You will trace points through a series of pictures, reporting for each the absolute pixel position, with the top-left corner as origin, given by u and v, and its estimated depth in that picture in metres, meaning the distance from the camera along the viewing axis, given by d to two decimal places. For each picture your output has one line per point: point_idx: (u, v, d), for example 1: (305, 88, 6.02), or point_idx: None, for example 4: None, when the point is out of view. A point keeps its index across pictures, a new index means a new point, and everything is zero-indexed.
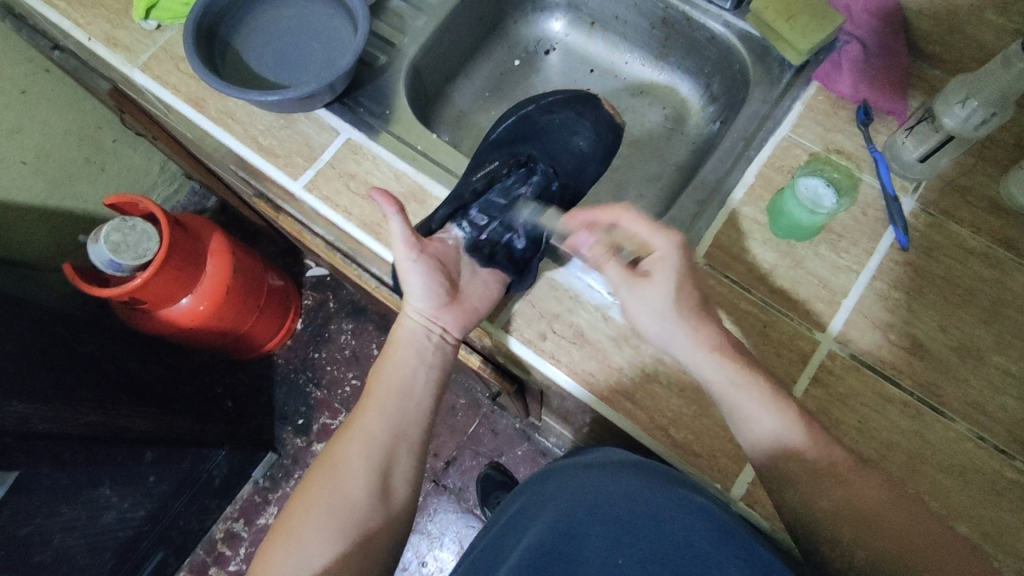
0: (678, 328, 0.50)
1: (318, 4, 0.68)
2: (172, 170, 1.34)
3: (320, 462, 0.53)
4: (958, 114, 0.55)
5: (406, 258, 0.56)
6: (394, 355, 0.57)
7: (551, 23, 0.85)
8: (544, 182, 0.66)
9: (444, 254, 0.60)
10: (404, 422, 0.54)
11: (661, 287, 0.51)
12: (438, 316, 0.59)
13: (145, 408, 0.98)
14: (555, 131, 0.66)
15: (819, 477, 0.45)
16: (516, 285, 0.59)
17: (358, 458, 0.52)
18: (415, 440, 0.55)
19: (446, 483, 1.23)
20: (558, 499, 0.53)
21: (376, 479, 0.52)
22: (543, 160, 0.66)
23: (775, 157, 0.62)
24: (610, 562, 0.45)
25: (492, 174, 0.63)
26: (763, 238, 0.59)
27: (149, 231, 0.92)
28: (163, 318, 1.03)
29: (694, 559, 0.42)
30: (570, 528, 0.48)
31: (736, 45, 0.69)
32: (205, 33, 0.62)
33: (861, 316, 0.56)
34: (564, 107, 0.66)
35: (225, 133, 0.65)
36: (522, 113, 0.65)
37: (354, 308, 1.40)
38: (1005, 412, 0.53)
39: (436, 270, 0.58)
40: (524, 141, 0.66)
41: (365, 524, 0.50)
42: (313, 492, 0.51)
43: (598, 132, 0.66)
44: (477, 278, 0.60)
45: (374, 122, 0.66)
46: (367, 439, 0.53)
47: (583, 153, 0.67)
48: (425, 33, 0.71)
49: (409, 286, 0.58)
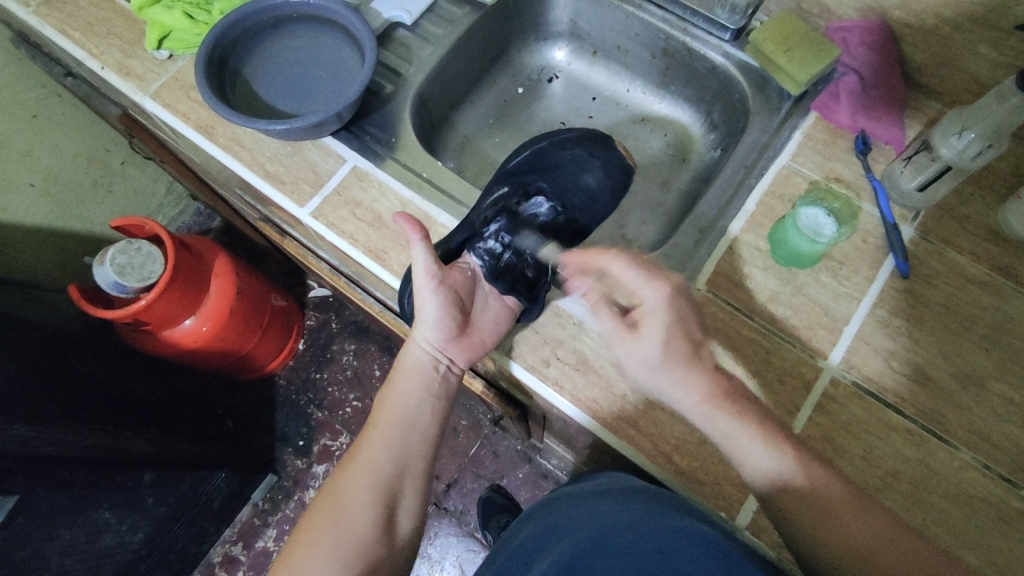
0: (669, 377, 0.50)
1: (326, 35, 0.69)
2: (178, 191, 1.36)
3: (323, 494, 0.53)
4: (954, 146, 0.56)
5: (425, 286, 0.57)
6: (400, 384, 0.57)
7: (554, 52, 0.86)
8: (552, 215, 0.67)
9: (460, 285, 0.61)
10: (408, 452, 0.55)
11: (648, 341, 0.50)
12: (446, 347, 0.59)
13: (145, 430, 0.98)
14: (567, 167, 0.69)
15: (815, 513, 0.45)
16: (527, 312, 0.59)
17: (363, 489, 0.52)
18: (419, 471, 0.55)
19: (447, 506, 1.22)
20: (564, 530, 0.54)
21: (381, 511, 0.52)
22: (551, 193, 0.68)
23: (775, 185, 0.63)
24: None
25: (501, 202, 0.64)
26: (764, 266, 0.60)
27: (155, 253, 0.92)
28: (165, 339, 1.03)
29: None
30: (575, 556, 0.48)
31: (735, 75, 0.71)
32: (216, 63, 0.64)
33: (863, 343, 0.56)
34: (578, 145, 0.69)
35: (233, 160, 0.66)
36: (537, 147, 0.68)
37: (356, 329, 1.40)
38: (1009, 440, 0.53)
39: (451, 302, 0.59)
40: (535, 173, 0.68)
41: (369, 556, 0.50)
42: (318, 523, 0.50)
43: (607, 171, 0.69)
44: (488, 309, 0.61)
45: (380, 149, 0.67)
46: (372, 470, 0.53)
47: (591, 190, 0.69)
48: (431, 62, 0.72)
49: (422, 314, 0.58)
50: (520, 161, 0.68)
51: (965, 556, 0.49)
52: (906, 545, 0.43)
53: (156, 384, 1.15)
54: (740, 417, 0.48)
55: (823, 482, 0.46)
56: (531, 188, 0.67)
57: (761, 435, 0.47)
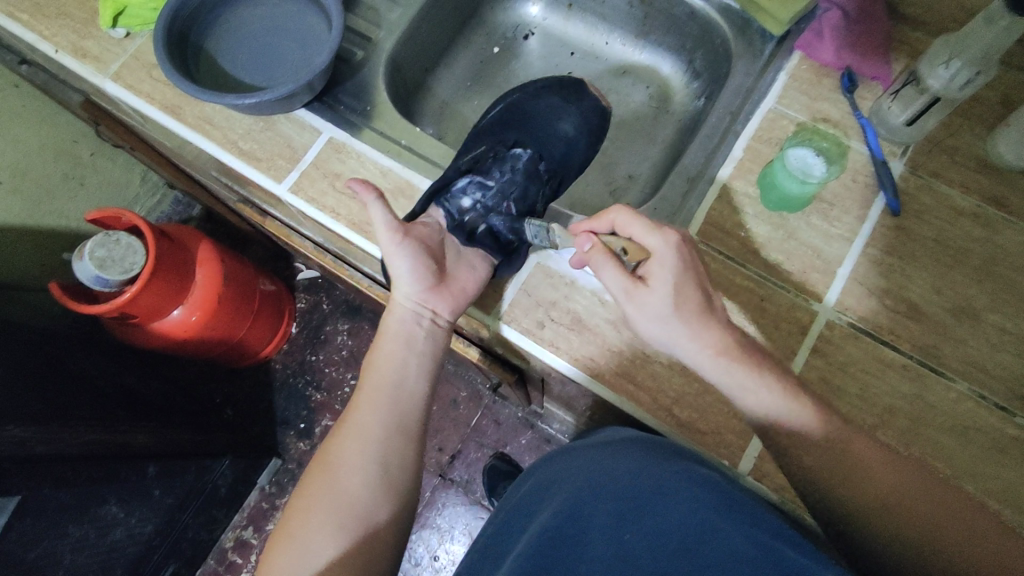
0: (681, 330, 0.50)
1: (289, 2, 0.66)
2: (153, 180, 1.33)
3: (316, 461, 0.52)
4: (942, 76, 0.54)
5: (390, 243, 0.55)
6: (386, 344, 0.57)
7: (528, 7, 0.83)
8: (530, 163, 0.67)
9: (429, 239, 0.59)
10: (399, 412, 0.54)
11: (660, 292, 0.49)
12: (428, 300, 0.58)
13: (143, 423, 0.98)
14: (541, 117, 0.70)
15: (838, 467, 0.46)
16: (504, 267, 0.59)
17: (356, 454, 0.51)
18: (414, 429, 0.54)
19: (452, 476, 1.23)
20: (566, 479, 0.53)
21: (377, 473, 0.51)
22: (529, 144, 0.68)
23: (763, 129, 0.61)
24: (616, 536, 0.44)
25: (478, 155, 0.65)
26: (754, 212, 0.59)
27: (135, 244, 0.91)
28: (155, 331, 1.02)
29: (702, 531, 0.41)
30: (577, 508, 0.48)
31: (716, 19, 0.69)
32: (175, 37, 0.60)
33: (857, 283, 0.56)
34: (552, 95, 0.70)
35: (203, 140, 0.64)
36: (510, 100, 0.70)
37: (349, 308, 1.39)
38: (1004, 369, 0.53)
39: (421, 253, 0.57)
40: (512, 128, 0.69)
41: (369, 517, 0.50)
42: (311, 492, 0.50)
43: (584, 117, 0.69)
44: (462, 260, 0.61)
45: (356, 119, 0.65)
46: (363, 434, 0.52)
47: (570, 138, 0.69)
48: (401, 25, 0.69)
49: (396, 271, 0.57)
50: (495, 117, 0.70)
51: (964, 485, 0.50)
52: (926, 501, 0.44)
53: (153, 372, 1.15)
54: (725, 372, 0.49)
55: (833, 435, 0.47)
56: (510, 142, 0.68)
57: (749, 383, 0.48)
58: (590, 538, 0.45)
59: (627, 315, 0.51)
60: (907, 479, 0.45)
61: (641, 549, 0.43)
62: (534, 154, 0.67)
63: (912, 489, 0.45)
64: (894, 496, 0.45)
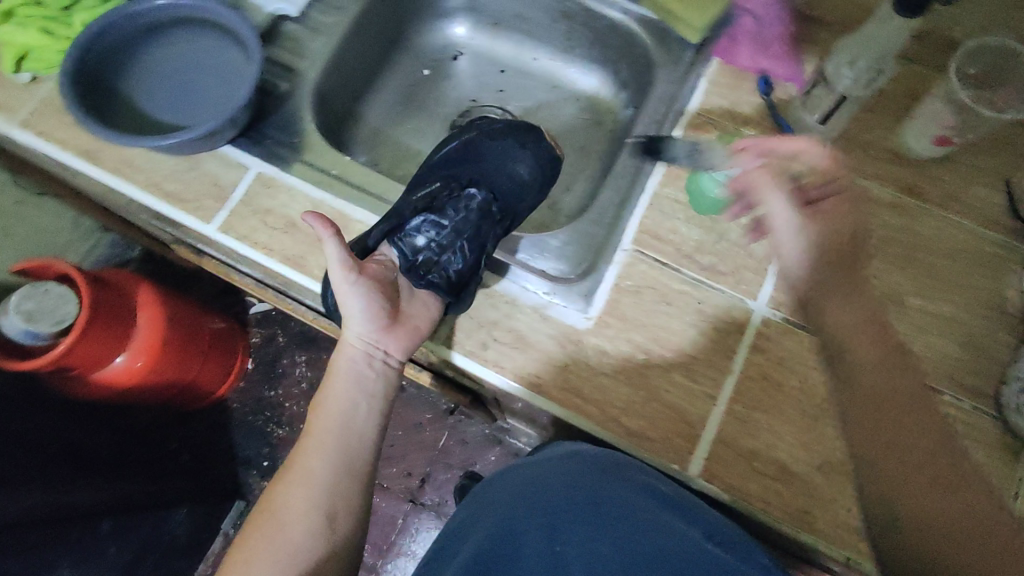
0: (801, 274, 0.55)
1: (206, 36, 0.64)
2: (87, 224, 1.28)
3: (258, 509, 0.51)
4: (847, 76, 0.57)
5: (344, 283, 0.54)
6: (335, 386, 0.55)
7: (453, 28, 0.83)
8: (485, 203, 0.63)
9: (381, 277, 0.58)
10: (347, 457, 0.53)
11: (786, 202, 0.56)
12: (380, 340, 0.57)
13: (93, 481, 0.96)
14: (494, 155, 0.67)
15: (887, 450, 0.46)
16: (453, 307, 0.57)
17: (301, 501, 0.50)
18: (363, 473, 0.54)
19: (423, 501, 1.22)
20: (498, 500, 0.54)
21: (323, 521, 0.50)
22: (484, 184, 0.64)
23: (687, 136, 0.63)
24: (552, 552, 0.46)
25: (432, 193, 0.62)
26: (685, 217, 0.60)
27: (66, 294, 0.87)
28: (97, 382, 0.97)
29: (637, 537, 0.45)
30: (513, 527, 0.49)
31: (636, 31, 0.70)
32: (86, 81, 0.59)
33: (787, 279, 0.58)
34: (506, 134, 0.67)
35: (125, 184, 0.62)
36: (464, 138, 0.68)
37: (304, 339, 1.36)
38: (931, 351, 0.56)
39: (375, 294, 0.56)
40: (464, 166, 0.66)
41: (313, 565, 0.49)
42: (251, 541, 0.49)
43: (537, 159, 0.67)
44: (415, 298, 0.59)
45: (284, 152, 0.64)
46: (308, 480, 0.51)
47: (523, 179, 0.66)
48: (325, 53, 0.69)
49: (348, 311, 0.56)
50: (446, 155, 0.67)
51: None
52: (953, 503, 0.43)
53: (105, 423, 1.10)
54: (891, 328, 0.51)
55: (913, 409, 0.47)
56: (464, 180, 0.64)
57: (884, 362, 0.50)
58: (522, 559, 0.47)
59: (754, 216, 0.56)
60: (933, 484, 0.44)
61: (574, 560, 0.45)
62: (488, 196, 0.63)
63: (926, 496, 0.44)
64: (910, 497, 0.44)
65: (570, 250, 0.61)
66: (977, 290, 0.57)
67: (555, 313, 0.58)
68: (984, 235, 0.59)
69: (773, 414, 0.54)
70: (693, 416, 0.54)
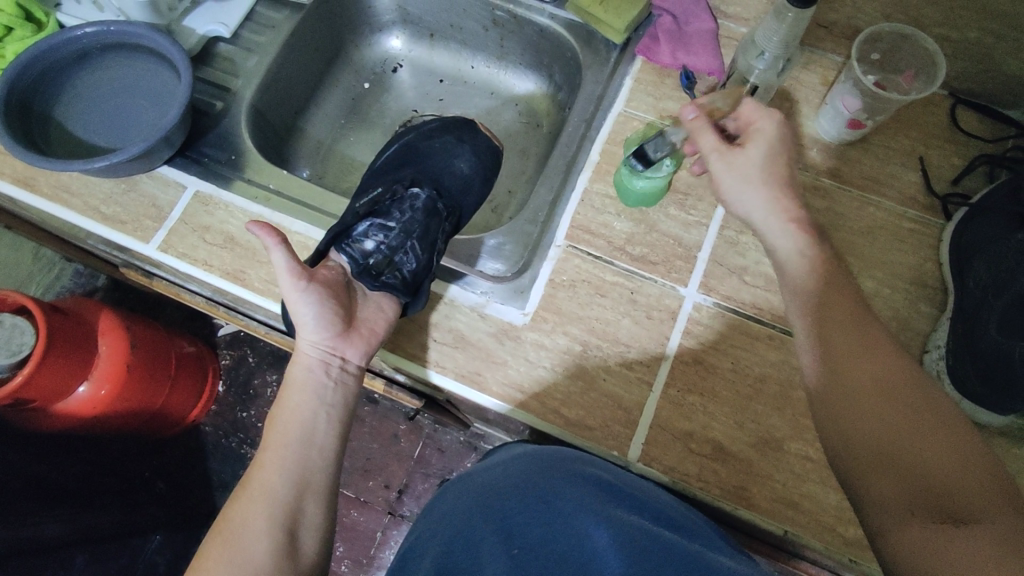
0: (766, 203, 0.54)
1: (138, 60, 0.65)
2: (47, 255, 1.27)
3: (213, 534, 0.49)
4: (759, 67, 0.59)
5: (293, 290, 0.54)
6: (292, 397, 0.55)
7: (392, 41, 0.85)
8: (431, 203, 0.65)
9: (334, 282, 0.59)
10: (306, 470, 0.52)
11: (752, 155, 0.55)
12: (336, 346, 0.57)
13: (64, 512, 0.99)
14: (438, 156, 0.69)
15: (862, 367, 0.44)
16: (412, 305, 0.58)
17: (260, 519, 0.49)
18: (323, 486, 0.53)
19: (403, 512, 1.22)
20: (458, 509, 0.51)
21: (284, 539, 0.49)
22: (428, 182, 0.67)
23: (615, 133, 0.65)
24: (506, 551, 0.43)
25: (375, 198, 0.64)
26: (617, 211, 0.62)
27: (21, 324, 0.87)
28: (61, 413, 0.97)
29: (580, 522, 0.44)
30: (459, 537, 0.47)
31: (563, 35, 0.72)
32: (17, 110, 0.59)
33: (717, 264, 0.60)
34: (444, 132, 0.71)
35: (63, 209, 0.63)
36: (404, 141, 0.71)
37: (275, 358, 1.36)
38: None
39: (327, 299, 0.56)
40: (407, 167, 0.69)
41: None
42: (208, 566, 0.47)
43: (477, 154, 0.70)
44: (368, 300, 0.60)
45: (223, 170, 0.65)
46: (267, 497, 0.50)
47: (465, 175, 0.69)
48: (260, 72, 0.70)
49: (300, 318, 0.56)
50: (388, 159, 0.70)
51: None
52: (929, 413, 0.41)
53: (78, 454, 1.08)
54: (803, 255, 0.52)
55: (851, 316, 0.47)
56: (408, 182, 0.66)
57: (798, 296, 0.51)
58: (482, 562, 0.43)
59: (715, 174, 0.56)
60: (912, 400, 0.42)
61: (528, 557, 0.42)
62: (432, 193, 0.66)
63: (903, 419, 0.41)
64: (880, 425, 0.42)
65: (508, 249, 0.62)
66: (897, 265, 0.59)
67: (493, 311, 0.59)
68: (904, 212, 0.61)
69: (707, 396, 0.56)
70: (630, 402, 0.56)
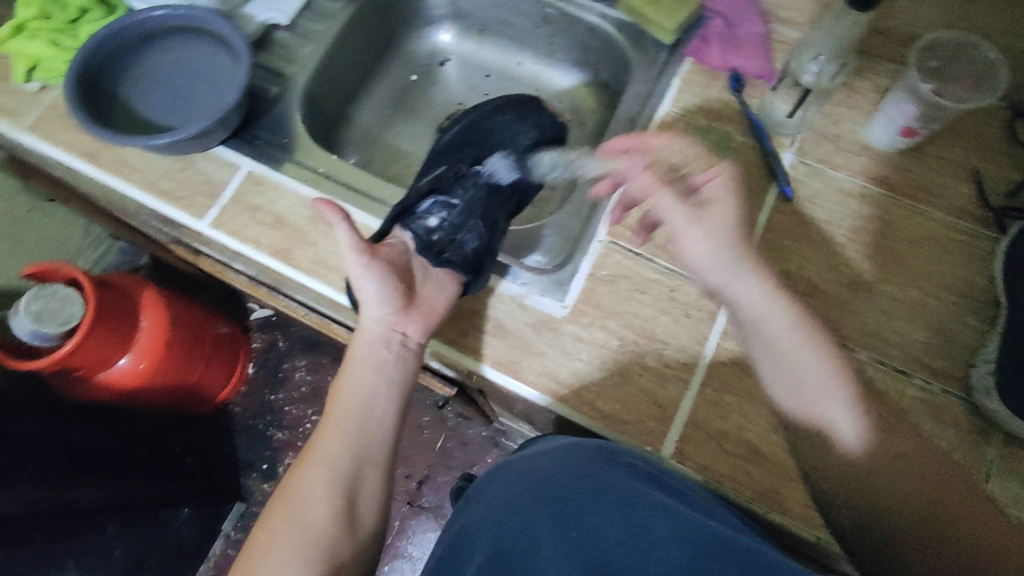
0: (743, 272, 0.55)
1: (201, 44, 0.68)
2: (96, 232, 1.32)
3: (279, 495, 0.54)
4: (812, 70, 0.61)
5: (357, 266, 0.57)
6: (355, 372, 0.58)
7: (441, 35, 0.87)
8: (493, 181, 0.69)
9: (394, 260, 0.62)
10: (364, 443, 0.56)
11: (721, 211, 0.57)
12: (398, 322, 0.60)
13: (96, 479, 0.96)
14: (501, 132, 0.71)
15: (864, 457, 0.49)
16: (472, 284, 0.59)
17: (322, 486, 0.53)
18: (381, 460, 0.56)
19: (422, 503, 1.23)
20: (506, 493, 0.53)
21: (343, 508, 0.53)
22: (492, 158, 0.70)
23: (661, 132, 0.65)
24: (564, 535, 0.45)
25: (438, 176, 0.68)
26: (659, 210, 0.62)
27: (71, 295, 0.89)
28: (102, 383, 1.00)
29: (640, 514, 0.45)
30: (512, 520, 0.49)
31: (613, 34, 0.73)
32: (87, 86, 0.62)
33: (758, 267, 0.60)
34: (506, 109, 0.71)
35: (123, 183, 0.65)
36: (465, 122, 0.71)
37: (306, 343, 1.39)
38: (900, 335, 0.57)
39: (388, 276, 0.59)
40: (468, 146, 0.70)
41: (335, 551, 0.51)
42: (275, 526, 0.51)
43: (541, 128, 0.71)
44: (430, 279, 0.63)
45: (275, 152, 0.67)
46: (328, 467, 0.54)
47: (528, 149, 0.70)
48: (315, 59, 0.72)
49: (363, 294, 0.59)
50: (449, 140, 0.72)
51: None
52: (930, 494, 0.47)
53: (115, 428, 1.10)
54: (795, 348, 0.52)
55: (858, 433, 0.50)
56: (471, 158, 0.70)
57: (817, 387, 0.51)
58: (539, 545, 0.45)
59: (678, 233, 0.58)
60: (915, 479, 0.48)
61: (587, 541, 0.44)
62: (496, 171, 0.69)
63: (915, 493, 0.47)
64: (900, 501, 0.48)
65: (551, 242, 0.64)
66: (945, 276, 0.58)
67: (533, 302, 0.60)
68: (953, 223, 0.60)
69: (744, 398, 0.55)
70: (665, 399, 0.56)
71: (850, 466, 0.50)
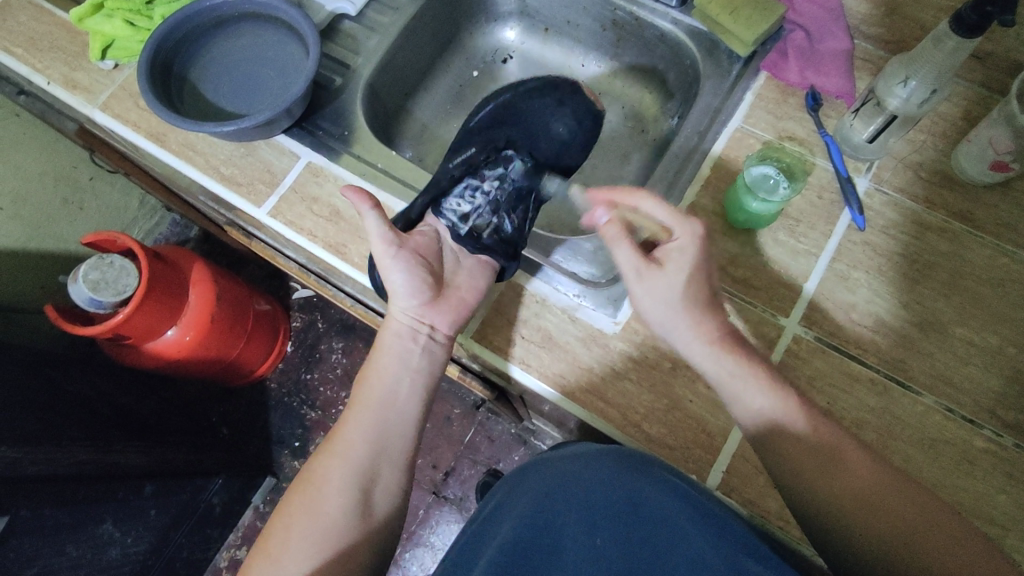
0: (682, 321, 0.52)
1: (269, 31, 0.68)
2: (151, 203, 1.35)
3: (299, 481, 0.52)
4: (900, 94, 0.56)
5: (385, 256, 0.56)
6: (379, 361, 0.56)
7: (506, 32, 0.86)
8: (525, 170, 0.65)
9: (425, 248, 0.61)
10: (385, 431, 0.54)
11: (671, 278, 0.52)
12: (425, 315, 0.58)
13: (138, 443, 1.00)
14: (535, 114, 0.66)
15: (818, 463, 0.46)
16: (506, 270, 0.59)
17: (338, 473, 0.51)
18: (402, 450, 0.54)
19: (446, 494, 1.23)
20: (532, 491, 0.52)
21: (360, 497, 0.51)
22: (521, 143, 0.66)
23: (729, 148, 0.63)
24: (590, 544, 0.45)
25: (468, 160, 0.64)
26: (722, 230, 0.60)
27: (128, 266, 0.92)
28: (150, 351, 1.03)
29: (671, 534, 0.44)
30: (540, 516, 0.48)
31: (685, 41, 0.70)
32: (159, 69, 0.63)
33: (824, 298, 0.57)
34: (544, 92, 0.65)
35: (187, 166, 0.66)
36: (501, 100, 0.65)
37: (343, 327, 1.40)
38: (970, 382, 0.54)
39: (418, 266, 0.58)
40: (501, 127, 0.66)
41: (348, 540, 0.50)
42: (292, 509, 0.50)
43: (578, 117, 0.65)
44: (462, 268, 0.61)
45: (335, 144, 0.67)
46: (347, 454, 0.52)
47: (564, 139, 0.66)
48: (379, 52, 0.71)
49: (392, 286, 0.57)
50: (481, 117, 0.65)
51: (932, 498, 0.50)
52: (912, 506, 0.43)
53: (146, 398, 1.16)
54: (732, 379, 0.50)
55: (810, 429, 0.48)
56: (501, 142, 0.66)
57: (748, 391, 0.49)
58: (563, 553, 0.46)
59: (635, 295, 0.53)
60: (897, 498, 0.44)
61: (613, 553, 0.44)
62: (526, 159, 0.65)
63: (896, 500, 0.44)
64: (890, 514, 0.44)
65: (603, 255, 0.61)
66: None
67: (584, 315, 0.58)
68: None
69: None
70: (714, 427, 0.54)
71: (834, 495, 0.45)
